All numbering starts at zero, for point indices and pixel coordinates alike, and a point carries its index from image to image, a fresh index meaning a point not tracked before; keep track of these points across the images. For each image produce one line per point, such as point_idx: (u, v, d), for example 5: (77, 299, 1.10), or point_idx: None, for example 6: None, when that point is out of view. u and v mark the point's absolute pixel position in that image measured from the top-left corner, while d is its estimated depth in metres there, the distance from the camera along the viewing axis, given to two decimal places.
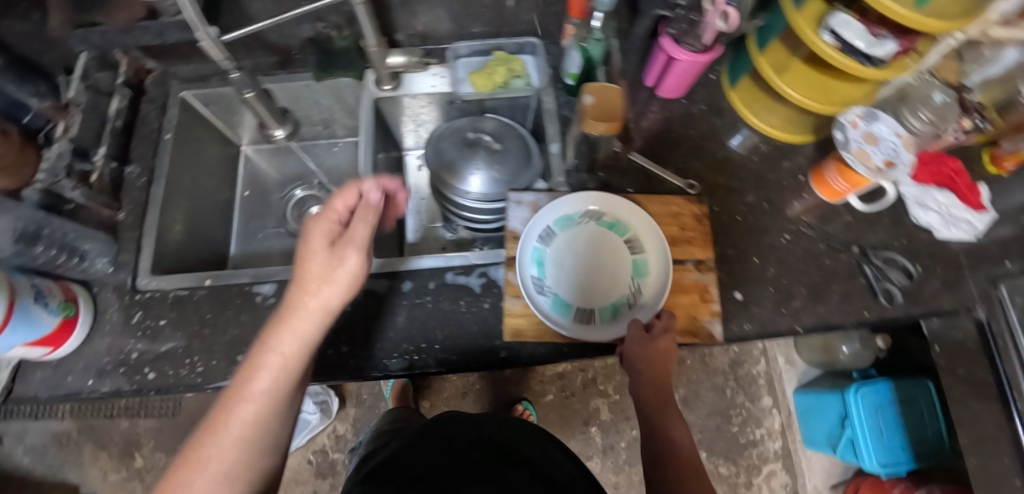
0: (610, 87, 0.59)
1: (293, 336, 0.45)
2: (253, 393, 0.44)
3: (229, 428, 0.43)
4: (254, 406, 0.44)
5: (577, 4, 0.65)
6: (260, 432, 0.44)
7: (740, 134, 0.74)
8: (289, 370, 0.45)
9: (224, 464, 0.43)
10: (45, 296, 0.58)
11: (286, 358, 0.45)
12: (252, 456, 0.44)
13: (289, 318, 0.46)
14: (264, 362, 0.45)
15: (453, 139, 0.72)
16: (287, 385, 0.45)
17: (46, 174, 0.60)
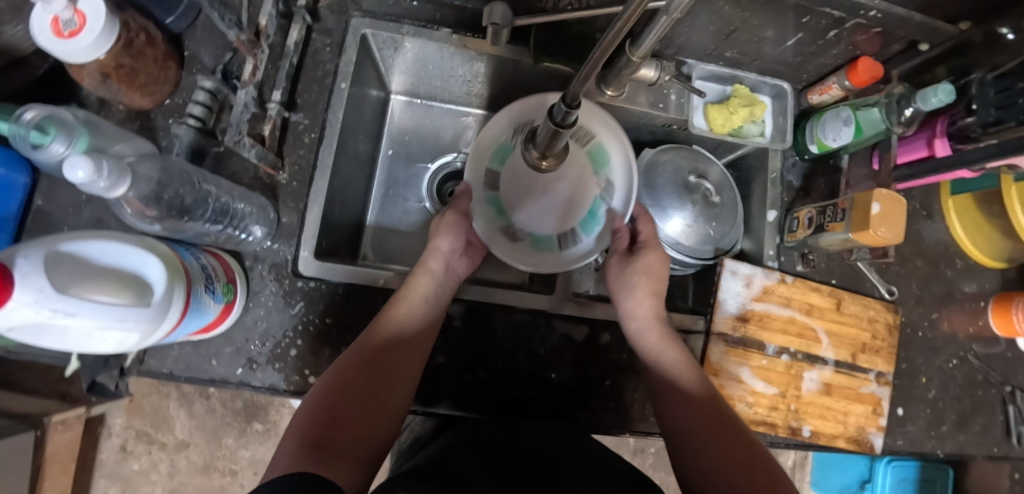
0: (898, 199, 0.54)
1: (429, 282, 0.54)
2: (376, 341, 0.48)
3: (350, 372, 0.46)
4: (371, 356, 0.47)
5: (866, 71, 0.58)
6: (375, 385, 0.46)
7: (941, 243, 0.71)
8: (415, 318, 0.51)
9: (337, 405, 0.43)
10: (212, 278, 0.49)
11: (411, 303, 0.52)
12: (364, 406, 0.44)
13: (416, 271, 0.54)
14: (399, 302, 0.51)
15: (671, 177, 0.65)
16: (402, 338, 0.50)
17: (230, 131, 0.50)
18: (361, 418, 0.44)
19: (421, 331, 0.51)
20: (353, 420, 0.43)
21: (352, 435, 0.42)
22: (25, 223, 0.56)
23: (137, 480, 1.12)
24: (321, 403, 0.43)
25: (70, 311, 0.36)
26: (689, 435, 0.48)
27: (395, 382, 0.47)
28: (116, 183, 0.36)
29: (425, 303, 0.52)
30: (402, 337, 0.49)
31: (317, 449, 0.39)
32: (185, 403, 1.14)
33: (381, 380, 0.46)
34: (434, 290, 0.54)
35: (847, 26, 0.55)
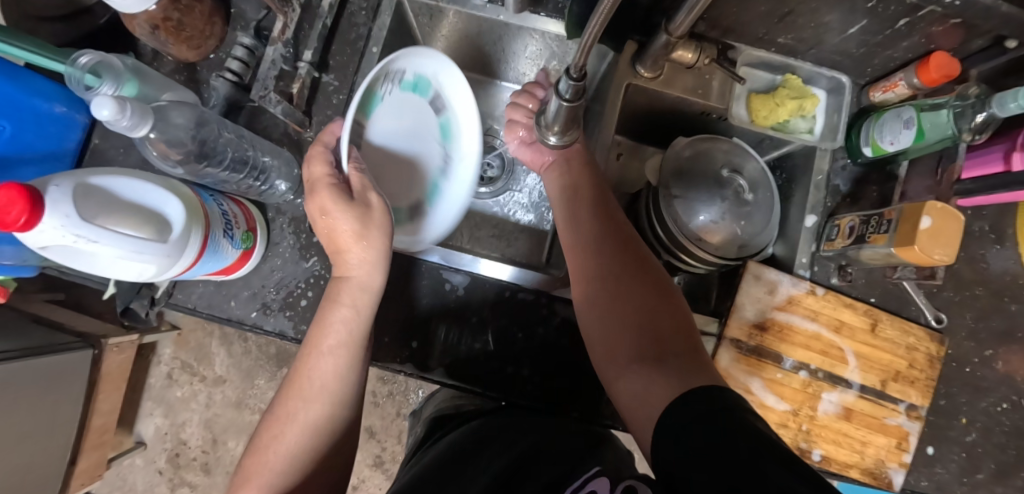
0: (954, 214, 0.48)
1: (350, 321, 0.45)
2: (314, 345, 0.45)
3: (298, 383, 0.44)
4: (311, 369, 0.44)
5: (936, 66, 0.52)
6: (315, 400, 0.44)
7: (1010, 273, 0.63)
8: (337, 372, 0.45)
9: (292, 425, 0.43)
10: (232, 225, 0.52)
11: (334, 356, 0.45)
12: (308, 423, 0.43)
13: (329, 310, 0.46)
14: (313, 355, 0.45)
15: (701, 169, 0.61)
16: (346, 339, 0.45)
17: (258, 85, 0.52)
18: (318, 432, 0.44)
19: (359, 323, 0.46)
20: (309, 432, 0.43)
21: (309, 454, 0.43)
22: (83, 159, 0.62)
23: (179, 406, 1.23)
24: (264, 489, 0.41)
25: (93, 238, 0.39)
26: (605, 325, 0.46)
27: (343, 393, 0.45)
28: (136, 123, 0.38)
29: (348, 352, 0.45)
30: (341, 339, 0.45)
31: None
32: (225, 342, 1.24)
33: (331, 395, 0.44)
34: (357, 329, 0.46)
35: (921, 15, 0.49)
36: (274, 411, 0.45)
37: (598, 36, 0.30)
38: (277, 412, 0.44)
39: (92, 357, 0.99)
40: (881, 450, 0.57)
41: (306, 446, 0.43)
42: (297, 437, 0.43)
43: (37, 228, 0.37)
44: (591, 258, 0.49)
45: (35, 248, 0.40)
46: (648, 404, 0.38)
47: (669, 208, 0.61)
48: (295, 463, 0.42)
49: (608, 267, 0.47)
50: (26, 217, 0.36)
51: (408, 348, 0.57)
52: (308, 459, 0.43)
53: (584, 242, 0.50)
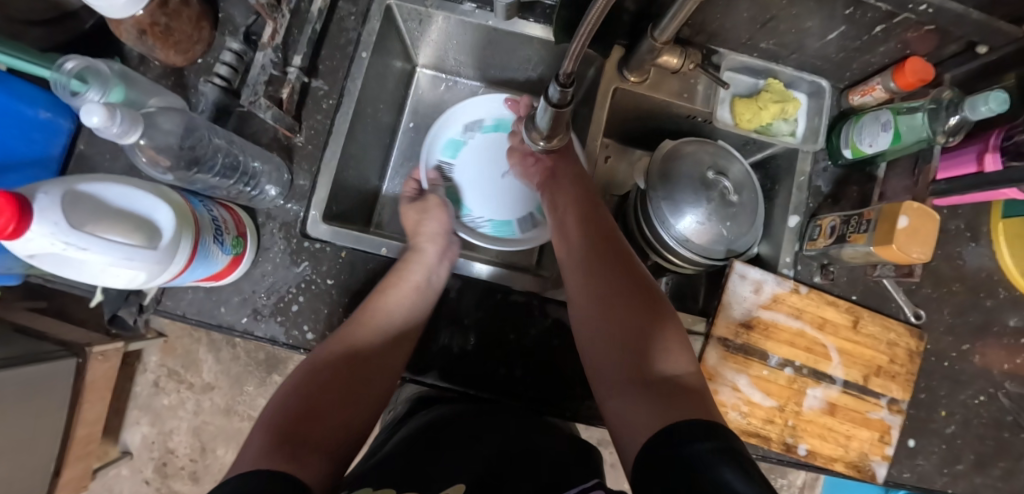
0: (929, 215, 0.50)
1: (420, 271, 0.57)
2: (364, 316, 0.54)
3: (341, 342, 0.51)
4: (359, 331, 0.52)
5: (911, 71, 0.54)
6: (353, 356, 0.51)
7: (985, 269, 0.65)
8: (404, 306, 0.54)
9: (321, 372, 0.49)
10: (222, 231, 0.52)
11: (403, 292, 0.55)
12: (332, 376, 0.49)
13: (408, 262, 0.57)
14: (391, 291, 0.55)
15: (689, 170, 0.62)
16: (398, 315, 0.54)
17: (247, 91, 0.53)
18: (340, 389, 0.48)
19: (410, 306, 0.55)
20: (327, 384, 0.48)
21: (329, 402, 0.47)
22: (68, 165, 0.61)
23: (166, 415, 1.22)
24: (302, 386, 0.47)
25: (82, 246, 0.39)
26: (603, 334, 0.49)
27: (378, 353, 0.52)
28: (128, 129, 0.38)
29: (413, 293, 0.55)
30: (393, 311, 0.54)
31: (296, 443, 0.41)
32: (213, 349, 1.22)
33: (368, 351, 0.52)
34: (424, 279, 0.57)
35: (896, 21, 0.51)
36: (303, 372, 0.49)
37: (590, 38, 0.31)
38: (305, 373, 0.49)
39: (76, 367, 0.98)
40: (864, 443, 0.59)
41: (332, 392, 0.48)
42: (321, 384, 0.48)
43: (26, 236, 0.37)
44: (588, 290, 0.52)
45: (22, 255, 0.40)
46: (633, 427, 0.40)
47: (656, 210, 0.62)
48: (299, 409, 0.45)
49: (608, 297, 0.51)
50: (16, 225, 0.35)
51: None
52: (319, 404, 0.46)
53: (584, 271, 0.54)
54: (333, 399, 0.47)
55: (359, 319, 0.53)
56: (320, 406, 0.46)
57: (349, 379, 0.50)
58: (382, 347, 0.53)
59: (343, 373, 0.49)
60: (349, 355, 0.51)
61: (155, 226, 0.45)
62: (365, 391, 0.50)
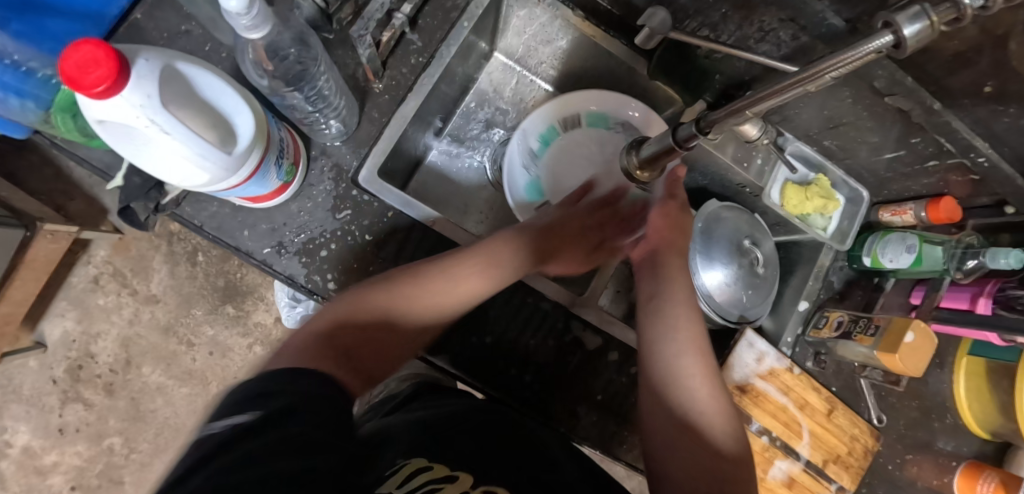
0: (930, 337, 0.56)
1: (505, 250, 0.52)
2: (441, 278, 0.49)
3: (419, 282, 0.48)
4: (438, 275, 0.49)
5: (947, 210, 0.60)
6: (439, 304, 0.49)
7: (939, 394, 0.73)
8: (481, 278, 0.50)
9: (381, 304, 0.47)
10: (283, 155, 0.49)
11: (487, 270, 0.51)
12: (386, 340, 0.47)
13: (501, 239, 0.53)
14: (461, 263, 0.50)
15: (728, 234, 0.66)
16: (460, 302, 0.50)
17: (359, 24, 0.53)
18: (390, 353, 0.48)
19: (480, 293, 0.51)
20: (394, 325, 0.47)
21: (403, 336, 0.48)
22: (118, 30, 0.56)
23: (97, 315, 1.11)
24: (338, 332, 0.44)
25: (166, 129, 0.36)
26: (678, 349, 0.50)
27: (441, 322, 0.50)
28: (257, 25, 0.36)
29: (491, 267, 0.51)
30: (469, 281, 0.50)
31: (337, 354, 0.43)
32: (170, 261, 1.13)
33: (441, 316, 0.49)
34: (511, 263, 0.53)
35: (948, 162, 0.57)
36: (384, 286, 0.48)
37: (747, 108, 0.35)
38: (378, 298, 0.47)
39: (20, 239, 0.89)
40: None
41: (392, 349, 0.48)
42: (396, 311, 0.47)
43: (112, 100, 0.33)
44: (660, 351, 0.50)
45: (91, 118, 0.36)
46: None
47: (689, 261, 0.65)
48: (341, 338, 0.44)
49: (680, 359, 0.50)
50: (109, 86, 0.32)
51: None
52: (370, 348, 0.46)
53: (659, 324, 0.52)
54: (392, 326, 0.47)
55: (449, 265, 0.49)
56: (371, 337, 0.46)
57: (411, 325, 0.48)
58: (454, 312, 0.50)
59: (369, 330, 0.46)
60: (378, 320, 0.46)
61: (231, 129, 0.42)
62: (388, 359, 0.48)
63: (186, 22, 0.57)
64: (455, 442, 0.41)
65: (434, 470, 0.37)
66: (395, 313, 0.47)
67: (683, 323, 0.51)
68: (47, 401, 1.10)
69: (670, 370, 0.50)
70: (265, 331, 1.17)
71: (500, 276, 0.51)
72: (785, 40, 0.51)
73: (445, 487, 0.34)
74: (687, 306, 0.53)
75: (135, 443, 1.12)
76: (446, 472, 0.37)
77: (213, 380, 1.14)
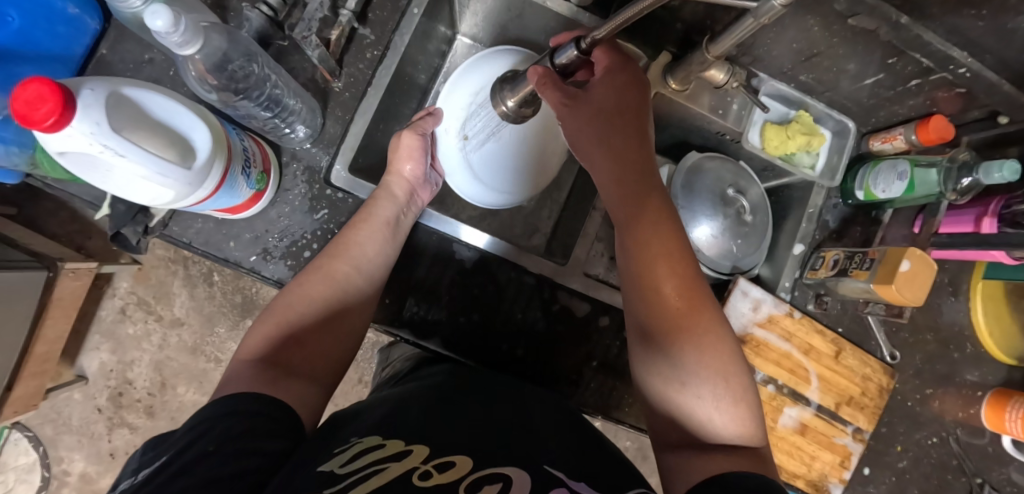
0: (929, 264, 0.54)
1: (390, 206, 0.56)
2: (344, 253, 0.52)
3: (333, 263, 0.52)
4: (341, 257, 0.52)
5: (936, 130, 0.57)
6: (338, 273, 0.51)
7: (956, 323, 0.70)
8: (376, 244, 0.54)
9: (301, 300, 0.49)
10: (250, 164, 0.51)
11: (372, 229, 0.54)
12: (331, 331, 0.50)
13: (375, 198, 0.56)
14: (360, 225, 0.54)
15: (711, 185, 0.64)
16: (373, 262, 0.53)
17: (301, 25, 0.53)
18: (334, 348, 0.50)
19: (381, 258, 0.54)
20: (325, 325, 0.50)
21: (339, 337, 0.50)
22: (87, 67, 0.58)
23: (129, 344, 1.17)
24: (267, 343, 0.47)
25: (120, 152, 0.37)
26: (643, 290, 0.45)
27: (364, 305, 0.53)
28: (188, 40, 0.38)
29: (386, 229, 0.55)
30: (371, 245, 0.54)
31: (274, 368, 0.44)
32: (188, 284, 1.18)
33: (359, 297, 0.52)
34: (395, 215, 0.56)
35: (932, 79, 0.54)
36: (310, 274, 0.51)
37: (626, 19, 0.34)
38: (297, 291, 0.50)
39: (44, 281, 0.93)
40: (826, 463, 0.63)
41: (336, 343, 0.50)
42: (310, 304, 0.50)
43: (63, 132, 0.35)
44: (639, 278, 0.46)
45: (51, 151, 0.38)
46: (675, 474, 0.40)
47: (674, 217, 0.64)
48: (273, 349, 0.46)
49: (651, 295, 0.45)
50: (59, 119, 0.34)
51: (407, 310, 0.58)
52: (308, 355, 0.48)
53: (634, 248, 0.47)
54: (311, 326, 0.49)
55: (345, 237, 0.53)
56: (307, 332, 0.49)
57: (352, 300, 0.52)
58: (370, 281, 0.53)
59: (310, 319, 0.49)
60: (292, 324, 0.48)
61: (189, 145, 0.43)
62: (336, 338, 0.50)
63: (148, 50, 0.59)
64: (422, 417, 0.42)
65: (388, 446, 0.37)
66: (309, 307, 0.49)
67: (660, 261, 0.45)
68: (95, 428, 1.17)
69: (650, 302, 0.45)
70: None
71: (390, 231, 0.55)
72: None
73: (390, 466, 0.34)
74: (667, 234, 0.46)
75: None
76: (401, 446, 0.37)
77: None
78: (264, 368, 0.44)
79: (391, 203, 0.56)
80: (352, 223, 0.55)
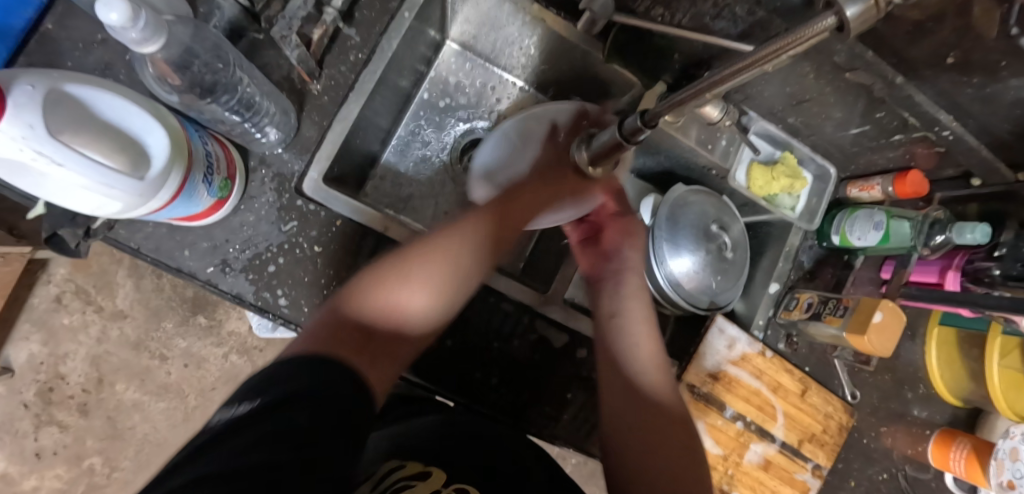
0: (899, 316, 0.55)
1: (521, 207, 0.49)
2: (445, 254, 0.43)
3: (433, 259, 0.43)
4: (444, 257, 0.43)
5: (913, 185, 0.59)
6: (427, 259, 0.42)
7: (911, 366, 0.74)
8: (477, 240, 0.45)
9: (382, 293, 0.41)
10: (213, 170, 0.46)
11: (435, 260, 0.42)
12: (423, 287, 0.42)
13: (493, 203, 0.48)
14: (470, 221, 0.45)
15: (696, 220, 0.64)
16: (473, 262, 0.44)
17: (281, 23, 0.50)
18: (427, 310, 0.42)
19: (477, 270, 0.45)
20: (422, 287, 0.42)
21: (428, 313, 0.42)
22: (28, 43, 0.51)
23: (63, 336, 1.07)
24: (332, 326, 0.38)
25: (58, 161, 0.33)
26: (630, 362, 0.51)
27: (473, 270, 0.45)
28: (148, 38, 0.34)
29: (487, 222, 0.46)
30: (479, 252, 0.45)
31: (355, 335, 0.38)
32: (134, 274, 1.09)
33: (465, 281, 0.44)
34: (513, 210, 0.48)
35: (913, 135, 0.55)
36: (398, 269, 0.42)
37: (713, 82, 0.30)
38: (387, 274, 0.41)
39: None
40: None
41: (436, 297, 0.42)
42: (386, 304, 0.40)
43: None
44: (621, 349, 0.52)
45: None
46: None
47: (657, 249, 0.63)
48: (353, 332, 0.38)
49: (638, 374, 0.50)
50: None
51: None
52: (393, 328, 0.40)
53: (617, 321, 0.53)
54: (415, 326, 0.41)
55: (435, 246, 0.43)
56: (374, 329, 0.39)
57: (415, 319, 0.41)
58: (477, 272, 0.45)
59: (392, 315, 0.40)
60: (387, 313, 0.40)
61: (144, 151, 0.39)
62: (410, 332, 0.41)
63: (101, 30, 0.53)
64: (442, 455, 0.44)
65: (410, 467, 0.42)
66: (405, 297, 0.41)
67: (642, 335, 0.52)
68: (19, 426, 1.06)
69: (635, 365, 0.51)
70: (240, 340, 1.14)
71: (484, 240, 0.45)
72: (741, 16, 0.48)
73: None
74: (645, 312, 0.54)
75: (114, 462, 1.09)
76: (421, 467, 0.42)
77: (190, 393, 1.11)
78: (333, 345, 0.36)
79: (515, 194, 0.50)
80: (466, 216, 0.46)
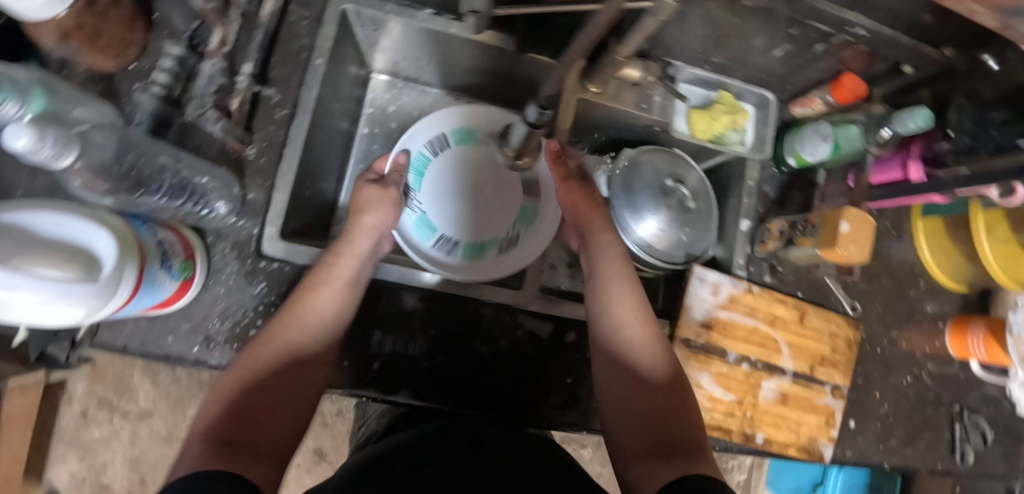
0: (867, 221, 0.55)
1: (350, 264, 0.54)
2: (305, 318, 0.50)
3: (305, 314, 0.50)
4: (311, 319, 0.50)
5: (848, 88, 0.58)
6: (315, 320, 0.51)
7: (904, 257, 0.73)
8: (336, 301, 0.52)
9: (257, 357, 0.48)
10: (169, 256, 0.48)
11: (332, 288, 0.52)
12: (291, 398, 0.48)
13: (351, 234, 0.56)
14: (320, 288, 0.51)
15: (651, 179, 0.64)
16: (325, 323, 0.51)
17: (194, 103, 0.53)
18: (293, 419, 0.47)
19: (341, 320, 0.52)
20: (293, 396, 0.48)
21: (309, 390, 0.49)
22: None
23: (97, 447, 1.10)
24: (216, 417, 0.43)
25: (10, 285, 0.35)
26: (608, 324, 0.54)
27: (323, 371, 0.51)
28: (60, 153, 0.36)
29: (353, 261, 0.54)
30: (336, 311, 0.52)
31: (229, 447, 0.41)
32: (149, 372, 1.11)
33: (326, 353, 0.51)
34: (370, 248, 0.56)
35: (833, 41, 0.55)
36: (270, 332, 0.49)
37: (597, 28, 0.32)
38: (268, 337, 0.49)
39: None
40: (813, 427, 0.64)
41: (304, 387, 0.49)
42: (285, 346, 0.49)
43: None
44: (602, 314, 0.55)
45: None
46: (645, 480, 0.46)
47: (619, 217, 0.64)
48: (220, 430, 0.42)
49: (614, 324, 0.54)
50: None
51: (374, 369, 0.55)
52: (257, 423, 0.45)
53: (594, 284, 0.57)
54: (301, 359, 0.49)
55: (287, 314, 0.50)
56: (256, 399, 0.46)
57: (300, 372, 0.49)
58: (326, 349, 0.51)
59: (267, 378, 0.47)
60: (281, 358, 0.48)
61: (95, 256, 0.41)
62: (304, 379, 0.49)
63: None
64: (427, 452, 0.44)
65: None
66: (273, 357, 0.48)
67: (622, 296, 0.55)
68: None
69: (621, 332, 0.54)
70: None
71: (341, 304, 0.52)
72: None
73: None
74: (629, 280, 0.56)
75: None
76: None
77: None
78: (258, 394, 0.46)
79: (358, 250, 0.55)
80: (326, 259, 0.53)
